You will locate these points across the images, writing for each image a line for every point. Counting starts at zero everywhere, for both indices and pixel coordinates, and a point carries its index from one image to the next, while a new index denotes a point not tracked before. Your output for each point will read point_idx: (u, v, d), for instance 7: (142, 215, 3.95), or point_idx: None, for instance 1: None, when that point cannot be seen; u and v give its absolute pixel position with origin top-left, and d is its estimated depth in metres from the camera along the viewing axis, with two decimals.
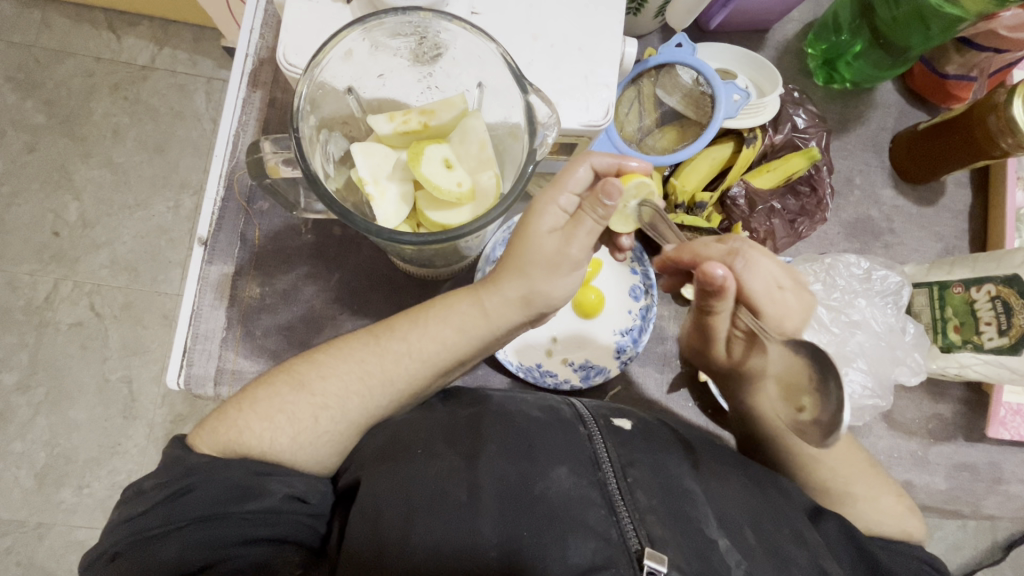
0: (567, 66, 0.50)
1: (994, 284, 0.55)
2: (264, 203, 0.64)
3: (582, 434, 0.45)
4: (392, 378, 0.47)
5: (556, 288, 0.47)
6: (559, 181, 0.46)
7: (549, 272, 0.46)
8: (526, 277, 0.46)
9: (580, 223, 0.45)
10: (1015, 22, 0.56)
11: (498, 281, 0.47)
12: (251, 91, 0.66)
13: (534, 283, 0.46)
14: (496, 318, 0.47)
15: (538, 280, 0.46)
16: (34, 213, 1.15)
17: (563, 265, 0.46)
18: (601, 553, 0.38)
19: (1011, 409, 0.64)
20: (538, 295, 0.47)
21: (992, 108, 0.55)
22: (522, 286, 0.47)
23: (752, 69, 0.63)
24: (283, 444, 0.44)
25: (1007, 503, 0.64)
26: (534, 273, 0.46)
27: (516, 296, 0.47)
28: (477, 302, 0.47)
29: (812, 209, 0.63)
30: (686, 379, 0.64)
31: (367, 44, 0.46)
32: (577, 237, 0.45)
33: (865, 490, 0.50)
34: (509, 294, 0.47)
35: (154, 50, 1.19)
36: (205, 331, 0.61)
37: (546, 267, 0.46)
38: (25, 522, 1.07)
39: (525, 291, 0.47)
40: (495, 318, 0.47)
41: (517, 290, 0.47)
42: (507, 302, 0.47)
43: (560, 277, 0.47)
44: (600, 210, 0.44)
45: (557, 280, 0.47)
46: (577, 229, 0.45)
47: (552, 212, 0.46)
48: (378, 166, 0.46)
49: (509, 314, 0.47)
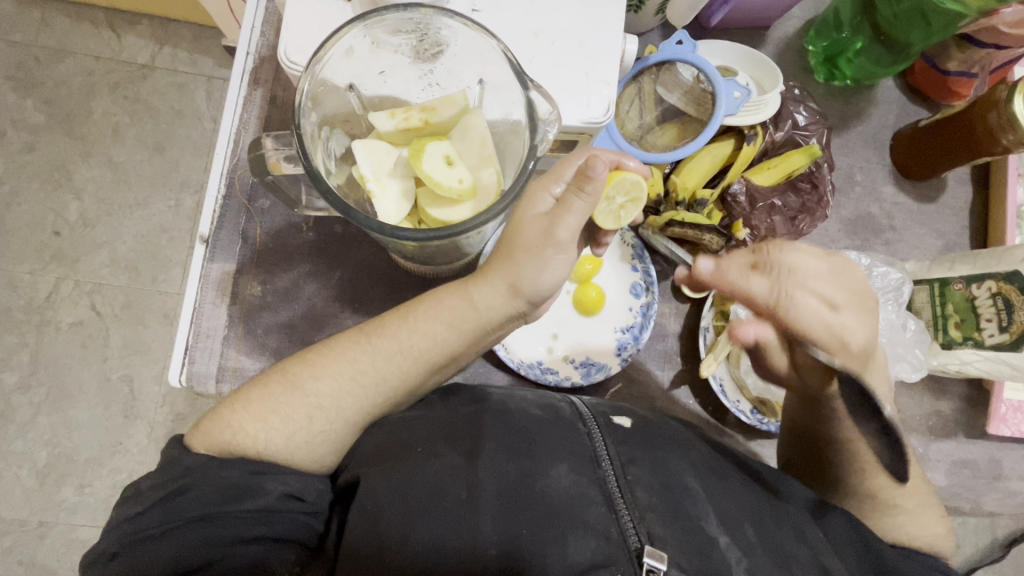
0: (568, 63, 0.50)
1: (995, 280, 0.55)
2: (265, 201, 0.64)
3: (581, 431, 0.45)
4: (392, 379, 0.47)
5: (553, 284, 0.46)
6: (555, 171, 0.47)
7: (537, 258, 0.45)
8: (514, 263, 0.46)
9: (567, 205, 0.44)
10: (1016, 18, 0.55)
11: (486, 271, 0.48)
12: (252, 89, 0.66)
13: (520, 269, 0.45)
14: (486, 312, 0.47)
15: (526, 270, 0.45)
16: (34, 212, 1.15)
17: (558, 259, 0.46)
18: (602, 552, 0.38)
19: (1011, 406, 0.64)
20: (524, 282, 0.46)
21: (993, 105, 0.55)
22: (509, 274, 0.46)
23: (752, 66, 0.63)
24: (279, 444, 0.44)
25: (1008, 499, 0.64)
26: (522, 260, 0.45)
27: (503, 285, 0.46)
28: (466, 296, 0.47)
29: (814, 205, 0.62)
30: (687, 377, 0.64)
31: (367, 41, 0.46)
32: (563, 219, 0.44)
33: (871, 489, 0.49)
34: (499, 286, 0.46)
35: (154, 48, 1.19)
36: (207, 329, 0.61)
37: (533, 252, 0.45)
38: (26, 522, 1.07)
39: (514, 280, 0.46)
40: (485, 311, 0.47)
41: (504, 276, 0.46)
42: (496, 291, 0.47)
43: (548, 262, 0.45)
44: (586, 190, 0.44)
45: (545, 265, 0.45)
46: (563, 211, 0.44)
47: (543, 198, 0.46)
48: (380, 163, 0.46)
49: (501, 309, 0.47)
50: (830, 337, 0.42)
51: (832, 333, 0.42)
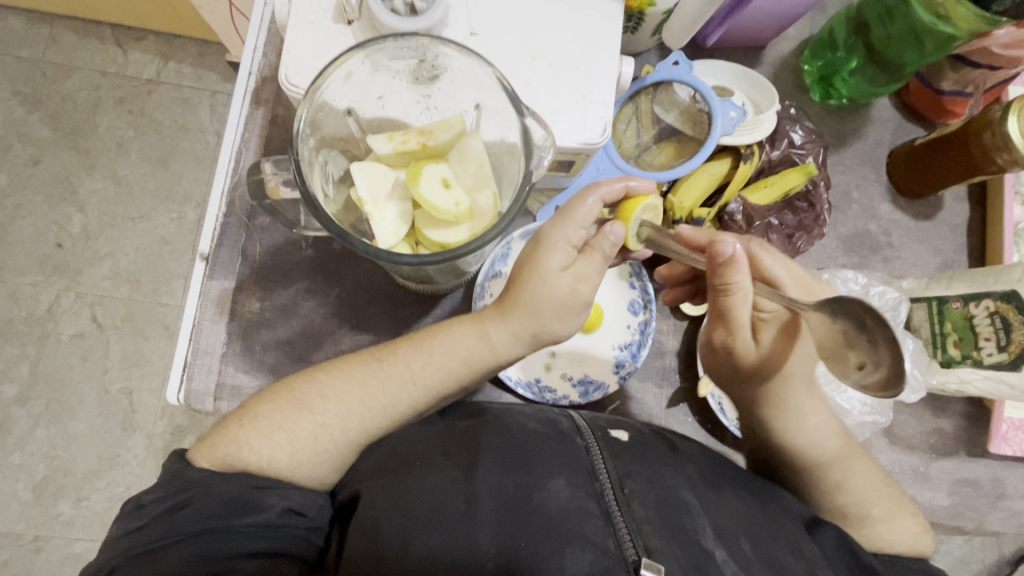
0: (565, 84, 0.50)
1: (993, 299, 0.55)
2: (265, 219, 0.64)
3: (580, 444, 0.45)
4: (392, 401, 0.47)
5: (565, 325, 0.48)
6: (569, 213, 0.47)
7: (564, 316, 0.47)
8: (539, 318, 0.46)
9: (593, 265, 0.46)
10: (1009, 40, 0.55)
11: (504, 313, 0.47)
12: (254, 108, 0.66)
13: (545, 322, 0.47)
14: (503, 349, 0.48)
15: (551, 321, 0.47)
16: (37, 225, 1.16)
17: (575, 306, 0.47)
18: (599, 565, 0.38)
19: (1013, 424, 0.63)
20: (546, 332, 0.47)
21: (988, 125, 0.56)
22: (533, 325, 0.47)
23: (748, 86, 0.64)
24: (281, 461, 0.44)
25: (1012, 519, 0.63)
26: (549, 314, 0.46)
27: (529, 335, 0.47)
28: (483, 335, 0.47)
29: (811, 223, 0.63)
30: (686, 395, 0.64)
31: (367, 67, 0.47)
32: (590, 279, 0.46)
33: (876, 523, 0.48)
34: (517, 329, 0.47)
35: (159, 64, 1.20)
36: (206, 346, 0.61)
37: (560, 308, 0.46)
38: (22, 535, 1.07)
39: (538, 331, 0.47)
40: (502, 349, 0.47)
41: (527, 328, 0.47)
42: (516, 337, 0.47)
43: (572, 317, 0.48)
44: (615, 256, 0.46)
45: (570, 320, 0.47)
46: (591, 272, 0.46)
47: (565, 249, 0.46)
48: (378, 186, 0.46)
49: (515, 348, 0.48)
50: (799, 293, 0.47)
51: (797, 285, 0.48)
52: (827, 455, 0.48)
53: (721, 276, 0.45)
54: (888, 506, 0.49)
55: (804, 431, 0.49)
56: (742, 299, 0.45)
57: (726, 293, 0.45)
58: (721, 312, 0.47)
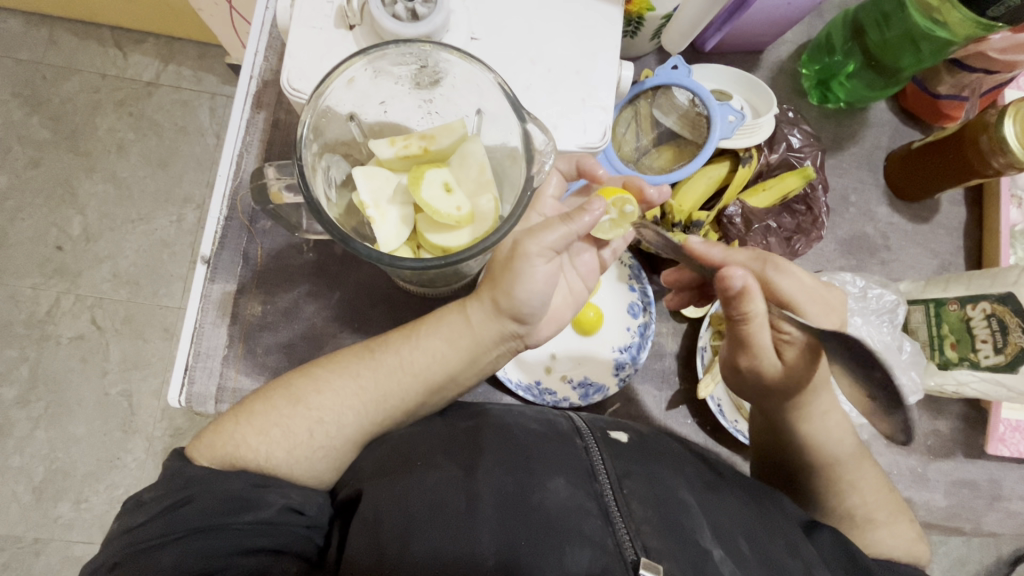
0: (566, 89, 0.51)
1: (989, 302, 0.56)
2: (266, 223, 0.65)
3: (579, 445, 0.46)
4: (387, 395, 0.48)
5: (524, 289, 0.47)
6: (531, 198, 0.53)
7: (513, 272, 0.47)
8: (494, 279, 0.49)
9: (551, 228, 0.47)
10: (1005, 44, 0.56)
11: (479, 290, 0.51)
12: (255, 112, 0.67)
13: (498, 284, 0.49)
14: (481, 331, 0.50)
15: (502, 277, 0.48)
16: (36, 227, 1.16)
17: (522, 262, 0.47)
18: (598, 562, 0.38)
19: (1010, 425, 0.64)
20: (502, 294, 0.48)
21: (983, 129, 0.56)
22: (491, 289, 0.49)
23: (747, 90, 0.65)
24: (279, 457, 0.45)
25: (1008, 519, 0.64)
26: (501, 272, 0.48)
27: (489, 301, 0.49)
28: (461, 312, 0.50)
29: (809, 226, 0.64)
30: (686, 397, 0.65)
31: (370, 73, 0.47)
32: (541, 237, 0.47)
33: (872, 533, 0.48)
34: (481, 295, 0.50)
35: (159, 66, 1.21)
36: (207, 349, 0.62)
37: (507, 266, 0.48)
38: (21, 539, 1.06)
39: (495, 294, 0.49)
40: (474, 321, 0.50)
41: (488, 292, 0.49)
42: (483, 306, 0.49)
43: (524, 274, 0.47)
44: (572, 220, 0.47)
45: (521, 276, 0.47)
46: (545, 231, 0.47)
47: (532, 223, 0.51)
48: (379, 190, 0.47)
49: (488, 323, 0.49)
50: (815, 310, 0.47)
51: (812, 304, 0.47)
52: (827, 456, 0.49)
53: (738, 306, 0.44)
54: (880, 515, 0.49)
55: (823, 426, 0.49)
56: (760, 327, 0.44)
57: (743, 321, 0.44)
58: (739, 337, 0.46)
